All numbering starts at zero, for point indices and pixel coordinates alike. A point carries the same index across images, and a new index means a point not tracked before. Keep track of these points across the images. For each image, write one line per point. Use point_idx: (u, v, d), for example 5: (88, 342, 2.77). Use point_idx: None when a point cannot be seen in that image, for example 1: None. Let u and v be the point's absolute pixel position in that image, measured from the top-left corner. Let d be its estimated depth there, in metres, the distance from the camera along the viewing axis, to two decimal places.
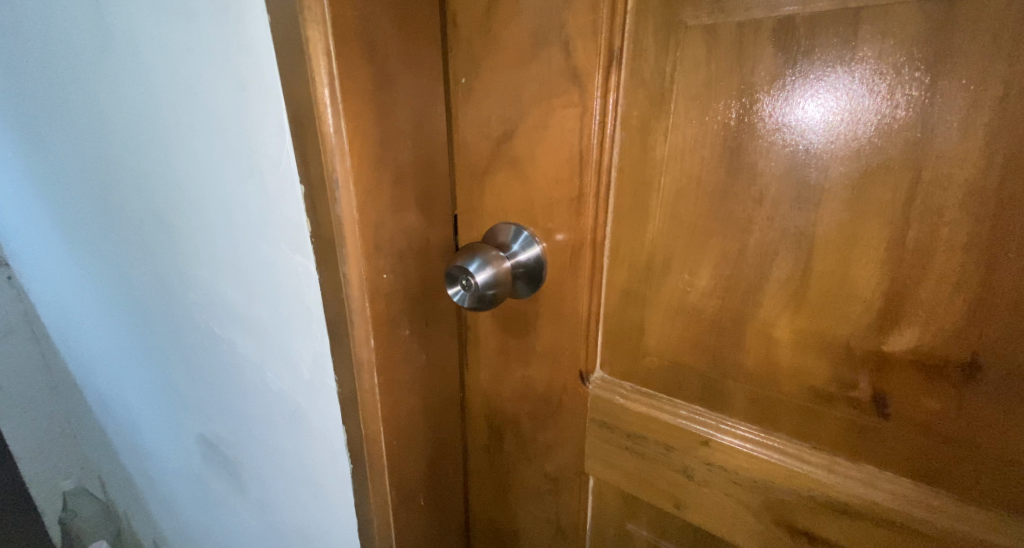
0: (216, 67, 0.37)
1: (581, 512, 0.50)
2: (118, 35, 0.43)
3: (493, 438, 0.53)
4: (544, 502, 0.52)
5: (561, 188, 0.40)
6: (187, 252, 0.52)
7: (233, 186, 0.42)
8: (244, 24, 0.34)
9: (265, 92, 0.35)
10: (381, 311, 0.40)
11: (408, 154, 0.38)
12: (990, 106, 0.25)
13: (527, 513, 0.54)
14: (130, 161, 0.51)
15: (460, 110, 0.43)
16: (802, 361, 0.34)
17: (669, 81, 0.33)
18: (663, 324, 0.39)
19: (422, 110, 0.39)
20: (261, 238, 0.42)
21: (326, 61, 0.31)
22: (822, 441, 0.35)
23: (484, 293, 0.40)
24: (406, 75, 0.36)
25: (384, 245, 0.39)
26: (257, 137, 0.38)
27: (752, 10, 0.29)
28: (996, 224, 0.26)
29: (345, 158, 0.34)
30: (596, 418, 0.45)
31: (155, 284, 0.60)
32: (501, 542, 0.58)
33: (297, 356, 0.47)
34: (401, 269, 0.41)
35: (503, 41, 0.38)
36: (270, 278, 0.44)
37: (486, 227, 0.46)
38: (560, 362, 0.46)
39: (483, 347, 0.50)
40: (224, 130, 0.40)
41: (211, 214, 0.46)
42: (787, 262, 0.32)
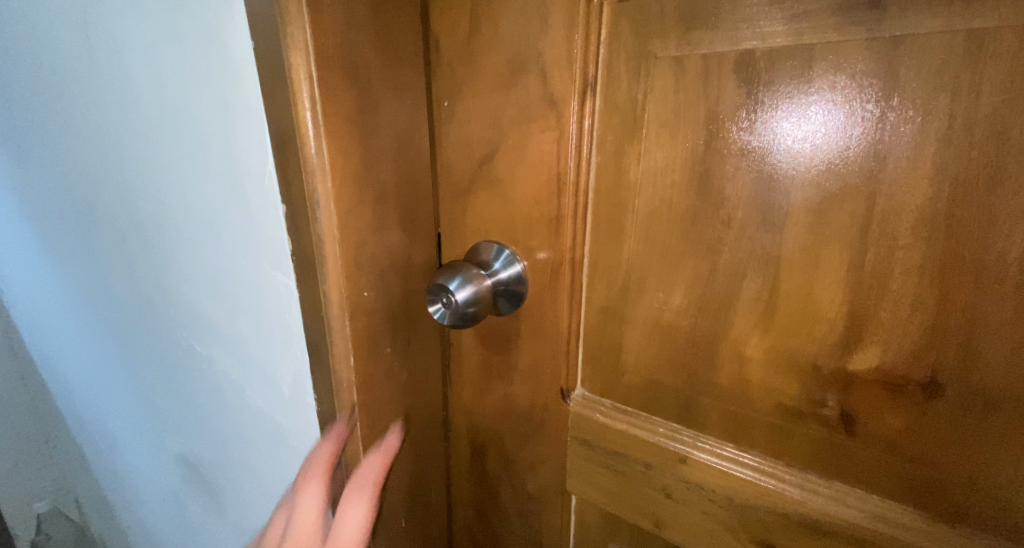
0: (202, 89, 0.38)
1: (564, 532, 0.50)
2: (104, 57, 0.44)
3: (476, 456, 0.53)
4: (527, 522, 0.52)
5: (540, 208, 0.41)
6: (170, 269, 0.52)
7: (216, 204, 0.42)
8: (229, 49, 0.35)
9: (249, 115, 0.36)
10: (361, 328, 0.40)
11: (390, 174, 0.39)
12: (936, 137, 0.26)
13: (510, 533, 0.54)
14: (114, 179, 0.52)
15: (443, 132, 0.44)
16: (772, 379, 0.35)
17: (641, 108, 0.35)
18: (640, 341, 0.40)
19: (405, 131, 0.40)
20: (243, 257, 0.43)
21: (308, 85, 0.32)
22: (795, 457, 0.35)
23: (461, 310, 0.40)
24: (389, 98, 0.38)
25: (365, 263, 0.39)
26: (240, 158, 0.38)
27: (715, 43, 0.31)
28: (947, 249, 0.27)
29: (326, 180, 0.35)
30: (577, 436, 0.45)
31: (137, 301, 0.60)
32: None
33: (279, 373, 0.47)
34: (382, 287, 0.41)
35: (483, 66, 0.40)
36: (252, 296, 0.45)
37: (468, 245, 0.46)
38: (541, 379, 0.46)
39: (466, 363, 0.50)
40: (209, 150, 0.40)
41: (194, 232, 0.46)
42: (755, 282, 0.33)
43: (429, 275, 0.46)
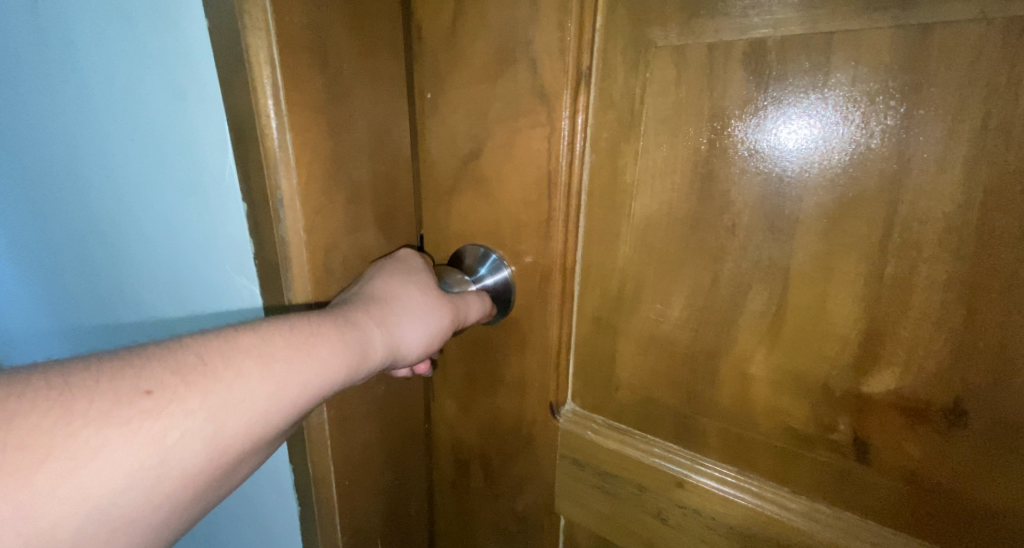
0: (156, 75, 0.35)
1: None
2: (54, 43, 0.41)
3: (460, 471, 0.50)
4: (513, 542, 0.49)
5: (529, 210, 0.38)
6: (131, 272, 0.48)
7: (176, 202, 0.39)
8: (185, 30, 0.32)
9: (208, 104, 0.33)
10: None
11: (366, 171, 0.36)
12: (968, 137, 0.23)
13: None
14: (70, 175, 0.48)
15: (426, 126, 0.41)
16: (777, 400, 0.32)
17: (639, 104, 0.32)
18: (635, 355, 0.37)
19: (382, 125, 0.37)
20: (205, 259, 0.40)
21: (269, 70, 0.29)
22: (801, 484, 0.32)
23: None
24: (363, 88, 0.34)
25: (337, 268, 0.36)
26: (199, 151, 0.35)
27: (721, 31, 0.28)
28: (977, 262, 0.24)
29: (291, 175, 0.32)
30: (566, 454, 0.42)
31: (96, 306, 0.56)
32: None
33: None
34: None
35: (468, 56, 0.37)
36: (216, 304, 0.41)
37: (453, 249, 0.43)
38: (529, 393, 0.43)
39: (450, 374, 0.47)
40: (166, 145, 0.37)
41: (153, 231, 0.43)
42: (761, 294, 0.30)
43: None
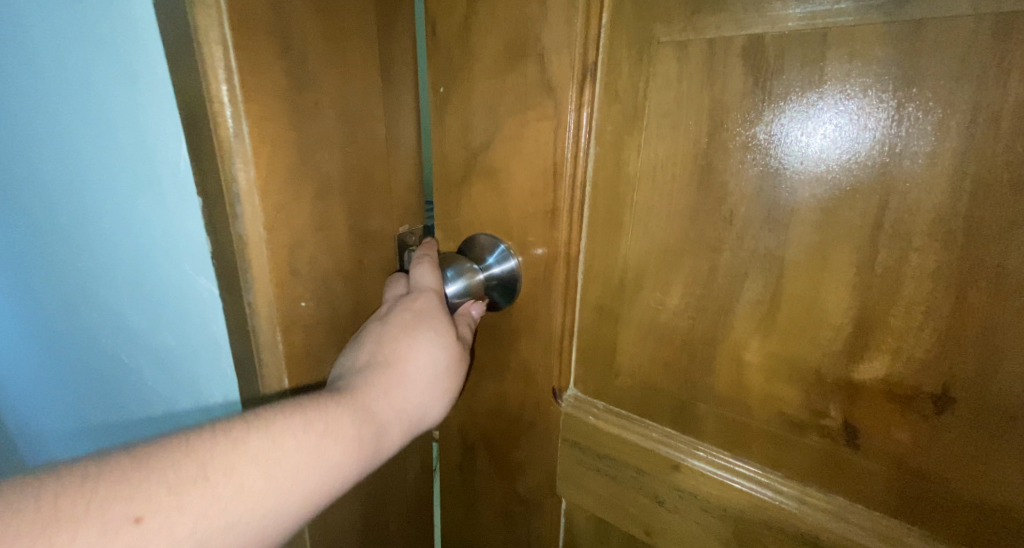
0: (111, 74, 0.36)
1: (553, 536, 0.48)
2: (9, 52, 0.42)
3: (466, 454, 0.52)
4: (515, 524, 0.50)
5: (534, 201, 0.39)
6: (88, 267, 0.49)
7: (134, 197, 0.41)
8: (137, 29, 0.33)
9: (162, 102, 0.35)
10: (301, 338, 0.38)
11: (336, 163, 0.37)
12: (958, 131, 0.24)
13: (499, 535, 0.52)
14: (22, 172, 0.48)
15: (439, 119, 0.43)
16: (771, 386, 0.33)
17: (642, 97, 0.33)
18: (635, 342, 0.38)
19: (355, 117, 0.38)
20: (165, 253, 0.41)
21: (223, 60, 0.30)
22: (794, 469, 0.33)
23: (450, 304, 0.42)
24: (330, 73, 0.35)
25: (302, 269, 0.37)
26: (155, 148, 0.37)
27: (722, 28, 0.29)
28: (965, 253, 0.25)
29: (248, 168, 0.32)
30: (568, 438, 0.44)
31: (51, 304, 0.56)
32: None
33: (205, 381, 0.46)
34: (326, 290, 0.39)
35: (479, 51, 0.38)
36: (176, 301, 0.43)
37: (462, 238, 0.45)
38: (533, 378, 0.44)
39: None
40: (124, 147, 0.39)
41: (112, 226, 0.44)
42: (757, 284, 0.31)
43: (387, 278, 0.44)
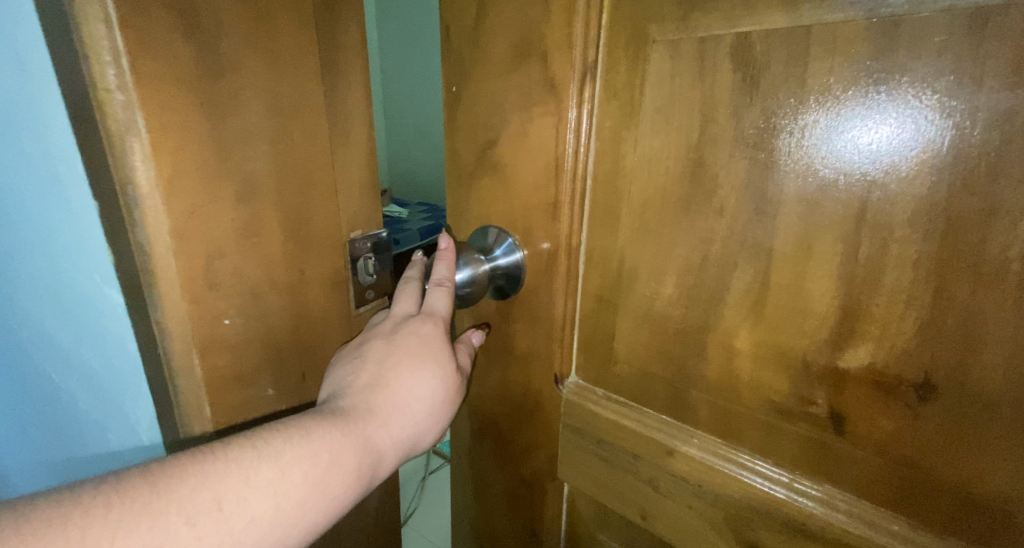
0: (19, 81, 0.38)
1: (555, 519, 0.50)
2: None
3: (474, 437, 0.54)
4: (519, 506, 0.52)
5: (538, 194, 0.41)
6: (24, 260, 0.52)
7: (49, 199, 0.42)
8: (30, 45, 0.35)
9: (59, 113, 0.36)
10: (219, 343, 0.39)
11: (267, 163, 0.38)
12: (939, 123, 0.25)
13: (504, 516, 0.54)
14: None
15: (452, 116, 0.45)
16: (760, 373, 0.34)
17: (639, 94, 0.34)
18: (632, 331, 0.39)
19: (287, 109, 0.38)
20: (77, 255, 0.43)
21: (114, 62, 0.30)
22: (783, 457, 0.34)
23: (456, 293, 0.44)
24: (259, 66, 0.35)
25: (223, 281, 0.37)
26: (60, 156, 0.38)
27: (712, 26, 0.30)
28: (945, 243, 0.26)
29: (150, 168, 0.32)
30: (569, 423, 0.45)
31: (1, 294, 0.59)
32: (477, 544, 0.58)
33: (132, 405, 0.47)
34: (251, 294, 0.39)
35: (488, 51, 0.40)
36: (93, 305, 0.44)
37: (473, 228, 0.47)
38: (536, 364, 0.46)
39: None
40: (35, 151, 0.40)
41: (38, 224, 0.46)
42: (747, 273, 0.32)
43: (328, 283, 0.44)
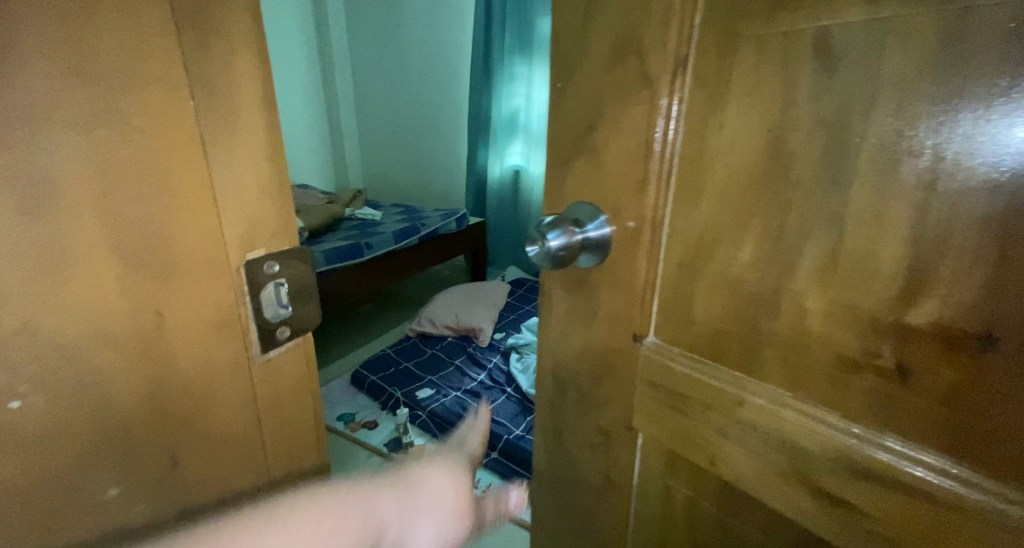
0: None
1: (628, 466, 0.55)
2: None
3: (556, 391, 0.61)
4: (595, 454, 0.58)
5: (628, 173, 0.47)
6: None
7: None
8: None
9: None
10: (3, 444, 0.28)
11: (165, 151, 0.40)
12: (1007, 100, 0.28)
13: (580, 464, 0.60)
14: None
15: (555, 108, 0.52)
16: (830, 330, 0.38)
17: (726, 82, 0.39)
18: (709, 294, 0.44)
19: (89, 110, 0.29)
20: None
21: None
22: (849, 407, 0.38)
23: (552, 254, 0.48)
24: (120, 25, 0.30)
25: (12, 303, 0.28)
26: None
27: (797, 21, 0.35)
28: (1008, 208, 0.29)
29: None
30: (646, 378, 0.51)
31: None
32: (553, 488, 0.65)
33: None
34: (64, 361, 0.30)
35: (590, 50, 0.47)
36: None
37: (567, 203, 0.54)
38: (618, 325, 0.52)
39: (554, 309, 0.58)
40: None
41: None
42: (821, 240, 0.37)
43: (217, 322, 0.39)
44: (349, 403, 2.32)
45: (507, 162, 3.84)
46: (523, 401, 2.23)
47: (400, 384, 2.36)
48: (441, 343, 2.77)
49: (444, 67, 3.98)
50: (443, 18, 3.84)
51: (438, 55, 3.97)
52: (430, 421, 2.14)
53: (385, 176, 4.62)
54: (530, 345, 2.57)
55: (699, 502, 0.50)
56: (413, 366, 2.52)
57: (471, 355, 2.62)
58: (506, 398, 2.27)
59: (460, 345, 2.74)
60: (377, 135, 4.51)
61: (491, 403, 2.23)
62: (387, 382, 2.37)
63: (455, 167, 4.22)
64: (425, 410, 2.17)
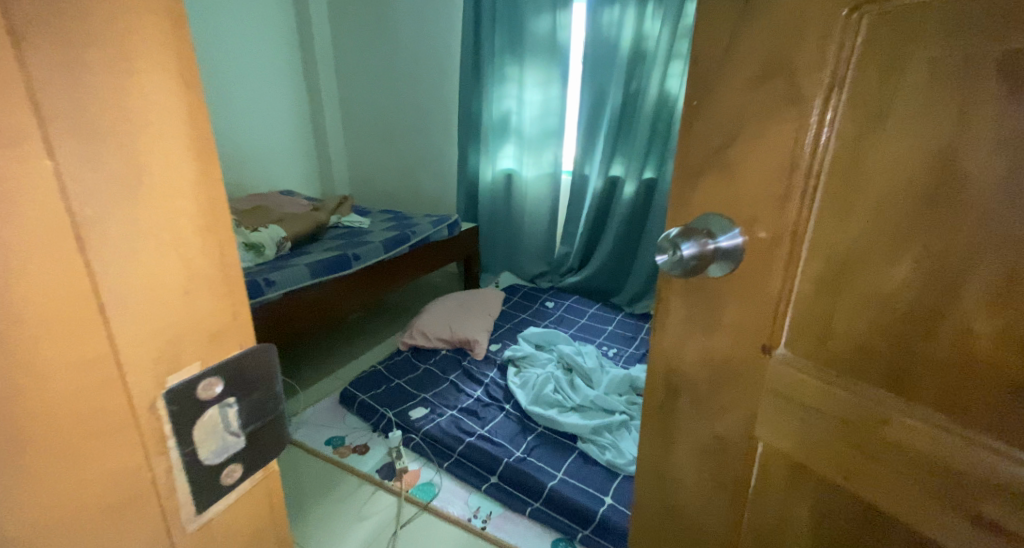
0: None
1: (747, 471, 0.57)
2: None
3: (667, 397, 0.62)
4: (710, 458, 0.60)
5: (767, 188, 0.47)
6: None
7: None
8: None
9: None
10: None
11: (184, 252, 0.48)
12: None
13: (693, 467, 0.62)
14: None
15: (687, 122, 0.52)
16: (1000, 353, 0.37)
17: (890, 101, 0.39)
18: (856, 311, 0.44)
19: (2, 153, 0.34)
20: None
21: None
22: (1016, 436, 0.37)
23: (684, 262, 0.49)
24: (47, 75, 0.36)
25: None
26: None
27: (984, 39, 0.34)
28: None
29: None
30: (775, 389, 0.51)
31: None
32: (662, 487, 0.67)
33: None
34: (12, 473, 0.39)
35: (731, 65, 0.46)
36: None
37: (694, 215, 0.53)
38: (744, 338, 0.52)
39: (670, 320, 0.58)
40: None
41: None
42: (994, 261, 0.36)
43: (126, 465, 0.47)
44: (338, 426, 2.30)
45: (498, 166, 3.84)
46: (522, 419, 2.24)
47: (392, 405, 2.34)
48: (434, 358, 2.76)
49: (433, 72, 4.02)
50: (426, 24, 3.91)
51: (419, 61, 4.04)
52: (425, 444, 2.14)
53: (375, 179, 4.69)
54: (528, 359, 2.58)
55: (832, 513, 0.51)
56: (406, 384, 2.51)
57: (466, 371, 2.62)
58: (504, 416, 2.26)
59: (454, 358, 2.75)
60: (365, 137, 4.57)
61: (487, 422, 2.22)
62: (379, 403, 2.35)
63: (447, 171, 4.25)
64: (420, 432, 2.17)
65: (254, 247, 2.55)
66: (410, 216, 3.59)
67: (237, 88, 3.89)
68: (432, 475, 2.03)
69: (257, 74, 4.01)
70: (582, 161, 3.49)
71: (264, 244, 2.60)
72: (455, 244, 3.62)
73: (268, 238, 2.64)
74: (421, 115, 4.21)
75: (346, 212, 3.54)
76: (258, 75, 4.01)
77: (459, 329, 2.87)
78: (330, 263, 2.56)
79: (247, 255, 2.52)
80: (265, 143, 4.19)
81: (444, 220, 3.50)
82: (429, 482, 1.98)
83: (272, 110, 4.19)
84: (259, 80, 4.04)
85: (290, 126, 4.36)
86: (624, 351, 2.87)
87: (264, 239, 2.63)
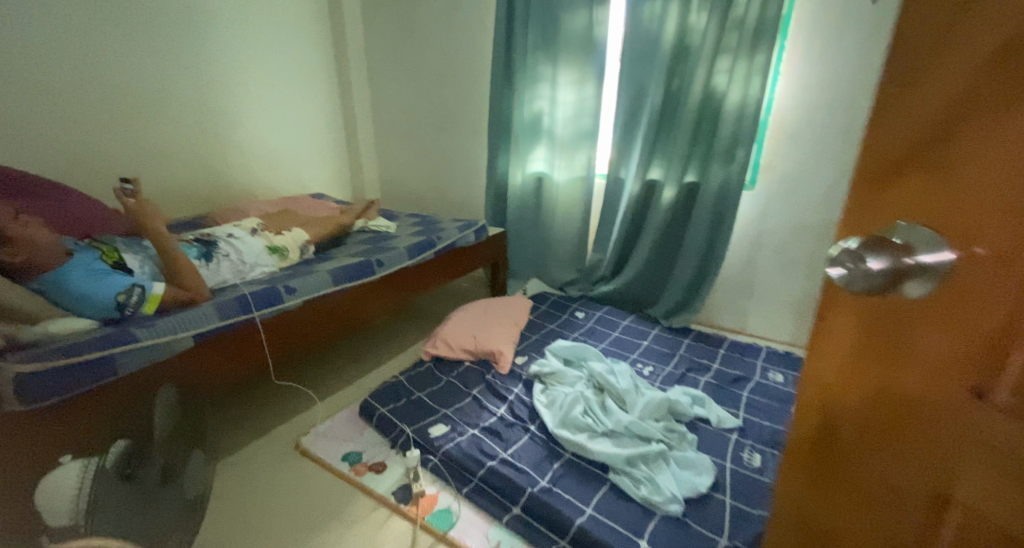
0: None
1: (926, 518, 0.52)
2: None
3: (825, 429, 0.57)
4: (878, 499, 0.54)
5: (991, 198, 0.41)
6: None
7: None
8: None
9: None
10: None
11: None
12: None
13: (854, 506, 0.57)
14: None
15: (878, 116, 0.45)
16: None
17: None
18: None
19: None
20: None
21: None
22: None
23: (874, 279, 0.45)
24: None
25: None
26: None
27: None
28: None
29: None
30: (974, 434, 0.45)
31: None
32: (810, 521, 0.63)
33: None
34: None
35: (956, 42, 0.39)
36: None
37: (879, 227, 0.47)
38: (938, 370, 0.47)
39: (836, 346, 0.53)
40: None
41: None
42: None
43: None
44: (355, 441, 2.18)
45: (528, 169, 3.68)
46: (549, 442, 2.07)
47: (412, 421, 2.21)
48: (458, 371, 2.61)
49: (465, 73, 3.91)
50: (458, 24, 3.80)
51: (451, 61, 3.94)
52: (443, 466, 2.00)
53: (403, 182, 4.61)
54: (557, 376, 2.41)
55: None
56: (426, 398, 2.37)
57: (490, 385, 2.46)
58: (529, 438, 2.10)
59: (477, 371, 2.60)
60: (395, 140, 4.50)
61: (511, 444, 2.06)
62: (398, 418, 2.23)
63: (476, 175, 4.13)
64: (440, 451, 2.03)
65: (278, 250, 2.46)
66: (437, 221, 3.48)
67: (270, 90, 3.87)
68: (450, 501, 1.88)
69: (290, 77, 3.98)
70: (618, 164, 3.32)
71: (288, 248, 2.50)
72: (483, 250, 3.50)
73: (292, 242, 2.55)
74: (451, 117, 4.10)
75: (374, 216, 3.41)
76: (291, 78, 3.99)
77: (483, 340, 2.72)
78: (353, 270, 2.42)
79: (271, 258, 2.42)
80: (296, 146, 4.16)
81: (470, 225, 3.37)
82: (446, 510, 1.84)
83: (304, 113, 4.16)
84: (292, 82, 4.02)
85: (320, 129, 4.32)
86: (661, 370, 2.66)
87: (288, 244, 2.53)
